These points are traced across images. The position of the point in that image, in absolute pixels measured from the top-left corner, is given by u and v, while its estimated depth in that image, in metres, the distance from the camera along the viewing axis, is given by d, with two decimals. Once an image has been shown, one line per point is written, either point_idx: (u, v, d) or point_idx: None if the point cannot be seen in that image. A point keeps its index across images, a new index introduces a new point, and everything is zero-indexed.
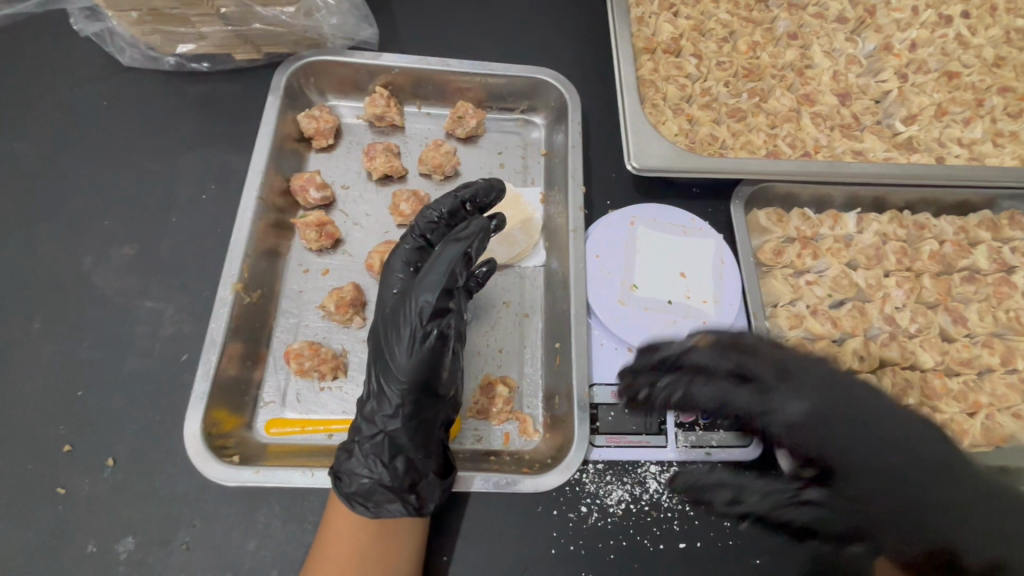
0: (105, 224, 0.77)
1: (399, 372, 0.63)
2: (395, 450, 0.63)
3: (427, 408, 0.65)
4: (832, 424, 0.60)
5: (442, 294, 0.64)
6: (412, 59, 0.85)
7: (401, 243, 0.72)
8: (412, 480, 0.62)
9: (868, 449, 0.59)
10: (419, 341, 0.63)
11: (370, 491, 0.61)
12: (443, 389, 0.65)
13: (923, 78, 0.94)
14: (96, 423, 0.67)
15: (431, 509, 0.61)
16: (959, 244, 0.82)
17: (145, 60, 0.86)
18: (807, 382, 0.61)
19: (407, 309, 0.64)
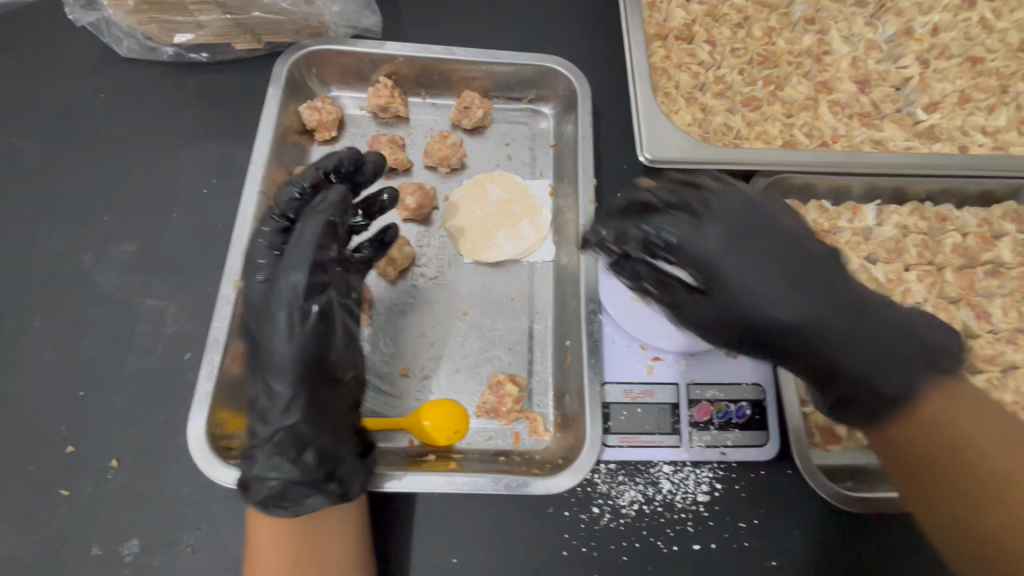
0: (106, 220, 0.76)
1: (283, 362, 0.56)
2: (300, 444, 0.58)
3: (321, 394, 0.59)
4: (757, 276, 0.53)
5: (315, 268, 0.58)
6: (418, 48, 0.83)
7: (261, 227, 0.65)
8: (330, 467, 0.59)
9: (782, 277, 0.53)
10: (299, 324, 0.57)
11: (286, 491, 0.56)
12: (332, 369, 0.60)
13: (946, 64, 0.91)
14: (100, 423, 0.66)
15: (358, 491, 0.60)
16: (983, 236, 0.79)
17: (143, 51, 0.84)
18: (729, 217, 0.55)
19: (276, 294, 0.57)
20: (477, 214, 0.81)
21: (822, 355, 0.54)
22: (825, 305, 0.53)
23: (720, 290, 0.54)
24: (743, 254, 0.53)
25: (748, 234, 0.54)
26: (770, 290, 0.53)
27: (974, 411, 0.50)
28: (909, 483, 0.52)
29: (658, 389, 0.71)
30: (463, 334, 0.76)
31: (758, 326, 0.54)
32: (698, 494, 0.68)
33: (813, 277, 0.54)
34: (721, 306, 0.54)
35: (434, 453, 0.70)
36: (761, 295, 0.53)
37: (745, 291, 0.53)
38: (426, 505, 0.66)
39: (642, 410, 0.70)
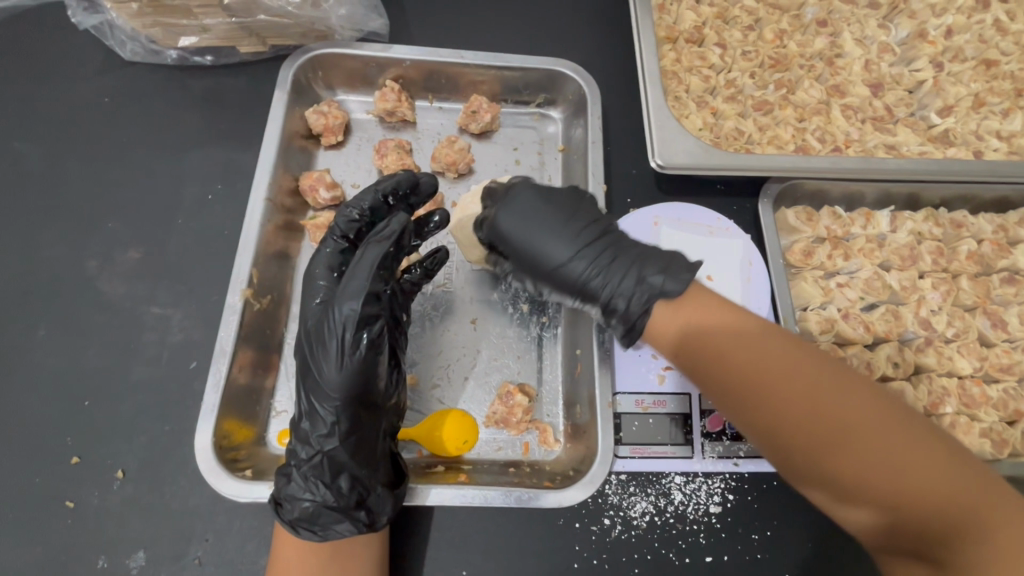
0: (110, 227, 0.75)
1: (330, 389, 0.57)
2: (336, 469, 0.58)
3: (365, 421, 0.60)
4: (541, 248, 0.62)
5: (369, 299, 0.57)
6: (425, 51, 0.82)
7: (323, 244, 0.66)
8: (362, 495, 0.58)
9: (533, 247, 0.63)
10: (349, 354, 0.57)
11: (314, 515, 0.57)
12: (379, 399, 0.60)
13: (960, 67, 0.90)
14: (106, 434, 0.65)
15: (384, 522, 0.59)
16: (999, 243, 0.78)
17: (147, 54, 0.82)
18: (539, 202, 0.64)
19: (330, 321, 0.57)
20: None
21: (608, 315, 0.60)
22: (594, 266, 0.60)
23: (517, 261, 0.65)
24: (525, 225, 0.63)
25: (546, 210, 0.64)
26: (557, 255, 0.62)
27: (700, 309, 0.53)
28: (721, 405, 0.51)
29: (670, 398, 0.70)
30: (473, 343, 0.75)
31: (562, 287, 0.63)
32: (710, 505, 0.67)
33: (584, 247, 0.61)
34: (529, 273, 0.64)
35: (443, 464, 0.70)
36: (542, 259, 0.63)
37: (545, 252, 0.62)
38: (438, 516, 0.65)
39: (654, 420, 0.69)
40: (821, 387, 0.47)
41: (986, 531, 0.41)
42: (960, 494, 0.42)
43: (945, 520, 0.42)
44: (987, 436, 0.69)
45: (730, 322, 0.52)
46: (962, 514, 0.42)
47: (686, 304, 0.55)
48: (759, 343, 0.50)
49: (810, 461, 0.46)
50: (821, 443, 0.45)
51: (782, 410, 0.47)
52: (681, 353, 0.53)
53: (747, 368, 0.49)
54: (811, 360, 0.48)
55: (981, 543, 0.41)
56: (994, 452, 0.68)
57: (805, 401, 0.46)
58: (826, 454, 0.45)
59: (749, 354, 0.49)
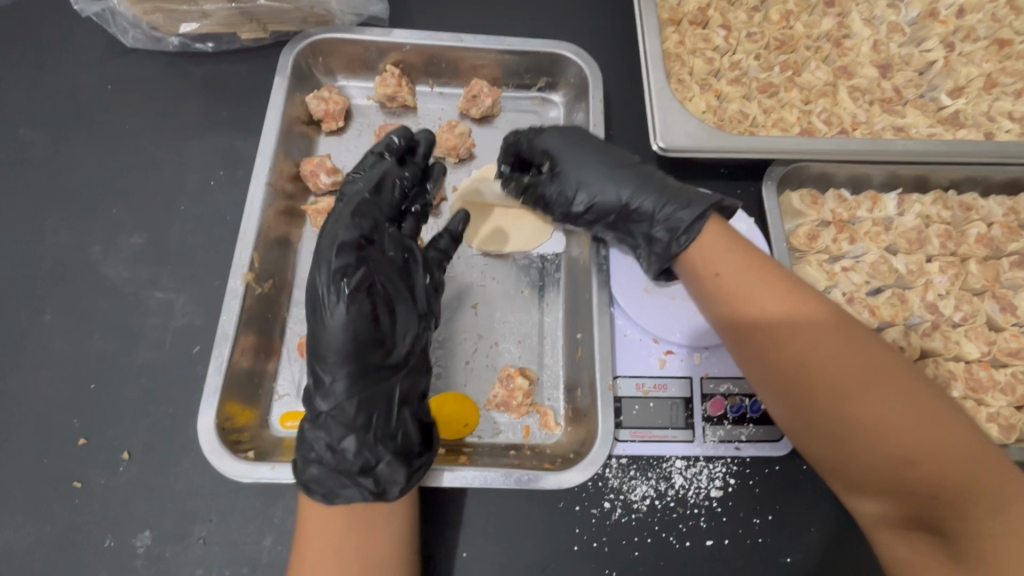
0: (113, 212, 0.76)
1: (328, 348, 0.59)
2: (342, 432, 0.59)
3: (370, 383, 0.61)
4: (593, 169, 0.69)
5: (344, 253, 0.61)
6: (425, 35, 0.81)
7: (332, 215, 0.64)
8: (368, 462, 0.59)
9: (592, 163, 0.69)
10: (334, 310, 0.59)
11: (322, 479, 0.57)
12: (378, 357, 0.61)
13: (972, 47, 0.88)
14: (110, 416, 0.66)
15: (394, 491, 0.58)
16: (1009, 226, 0.77)
17: (149, 41, 0.83)
18: (587, 135, 0.72)
19: (317, 283, 0.60)
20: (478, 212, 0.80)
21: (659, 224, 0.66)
22: (648, 182, 0.67)
23: (569, 180, 0.70)
24: (583, 148, 0.70)
25: (602, 143, 0.71)
26: (615, 174, 0.68)
27: (745, 275, 0.58)
28: (753, 363, 0.56)
29: (670, 382, 0.70)
30: (474, 327, 0.75)
31: (613, 200, 0.68)
32: (710, 490, 0.67)
33: (635, 169, 0.69)
34: (571, 193, 0.70)
35: (445, 447, 0.70)
36: (601, 176, 0.69)
37: (604, 168, 0.69)
38: (440, 498, 0.65)
39: (654, 404, 0.69)
40: (858, 359, 0.52)
41: (991, 504, 0.46)
42: (971, 470, 0.47)
43: (955, 491, 0.47)
44: (994, 421, 0.68)
45: (778, 287, 0.57)
46: (971, 485, 0.47)
47: (731, 263, 0.59)
48: (808, 311, 0.55)
49: (833, 420, 0.51)
50: (849, 406, 0.51)
51: (820, 374, 0.52)
52: (724, 317, 0.58)
53: (791, 335, 0.54)
54: (853, 337, 0.53)
55: (986, 513, 0.46)
56: (1002, 438, 0.67)
57: (843, 370, 0.52)
58: (854, 420, 0.50)
59: (794, 316, 0.55)
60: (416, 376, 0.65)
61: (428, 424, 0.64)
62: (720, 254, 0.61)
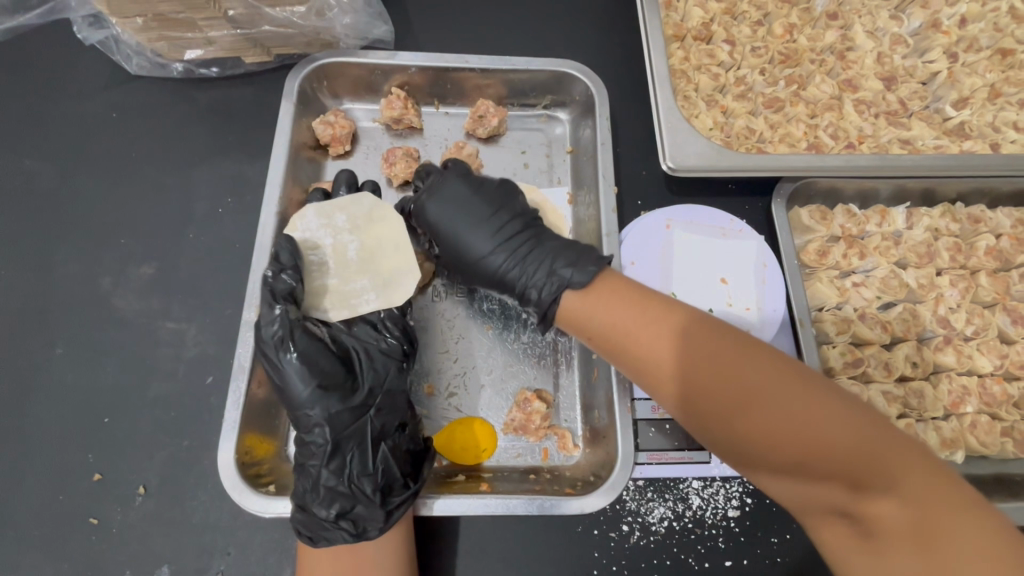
0: (122, 242, 0.75)
1: (294, 398, 0.60)
2: (315, 478, 0.59)
3: (340, 426, 0.61)
4: (476, 241, 0.68)
5: (292, 323, 0.61)
6: (430, 57, 0.81)
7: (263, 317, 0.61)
8: (345, 506, 0.59)
9: (458, 234, 0.69)
10: (293, 368, 0.60)
11: (305, 523, 0.59)
12: (344, 402, 0.61)
13: (976, 57, 0.88)
14: (125, 450, 0.66)
15: (375, 532, 0.59)
16: (1018, 237, 0.77)
17: (154, 68, 0.83)
18: (484, 194, 0.70)
19: (267, 344, 0.61)
20: (339, 274, 0.68)
21: (526, 302, 0.66)
22: (512, 258, 0.67)
23: (447, 251, 0.70)
24: (450, 218, 0.69)
25: (473, 205, 0.69)
26: (483, 252, 0.68)
27: (619, 308, 0.58)
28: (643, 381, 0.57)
29: None
30: (487, 350, 0.75)
31: (484, 277, 0.69)
32: (728, 509, 0.67)
33: (503, 243, 0.68)
34: (459, 265, 0.70)
35: (464, 472, 0.70)
36: (471, 253, 0.69)
37: (469, 246, 0.69)
38: (457, 525, 0.65)
39: (670, 426, 0.69)
40: (751, 364, 0.50)
41: (887, 476, 0.42)
42: (857, 453, 0.44)
43: (846, 473, 0.44)
44: (1009, 436, 0.68)
45: (644, 312, 0.57)
46: (860, 466, 0.43)
47: (610, 303, 0.59)
48: (676, 333, 0.55)
49: (716, 430, 0.51)
50: (717, 413, 0.50)
51: (720, 388, 0.50)
52: (614, 350, 0.59)
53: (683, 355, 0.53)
54: (713, 337, 0.53)
55: (877, 488, 0.42)
56: (1017, 452, 0.68)
57: (715, 383, 0.51)
58: (764, 428, 0.47)
59: (659, 337, 0.55)
60: (389, 406, 0.64)
61: (411, 457, 0.64)
62: (589, 301, 0.61)
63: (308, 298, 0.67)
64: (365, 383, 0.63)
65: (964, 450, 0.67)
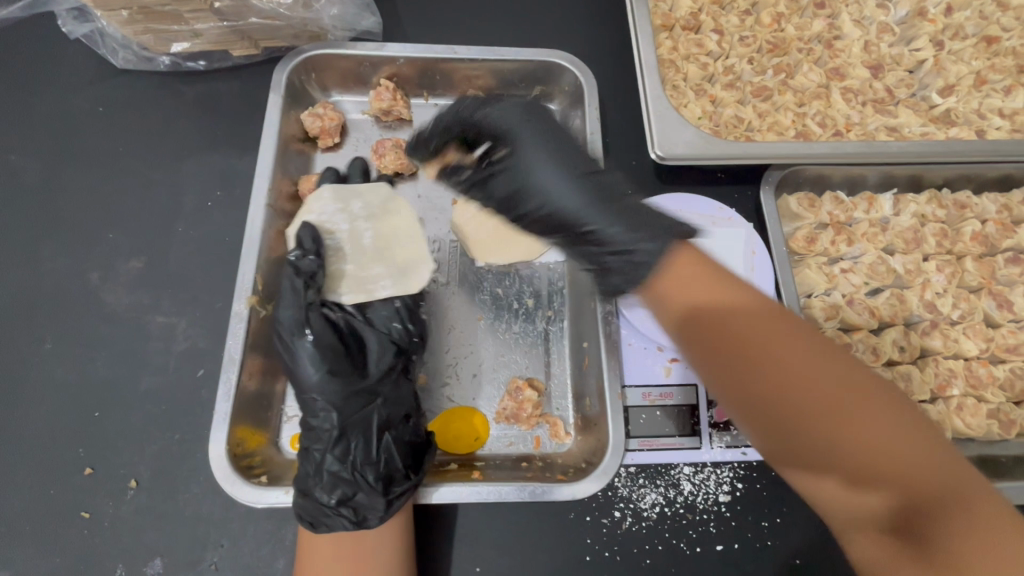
0: (110, 237, 0.75)
1: (306, 384, 0.63)
2: (321, 462, 0.62)
3: (349, 413, 0.64)
4: (555, 177, 0.57)
5: (310, 312, 0.64)
6: (419, 48, 0.81)
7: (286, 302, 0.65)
8: (346, 494, 0.61)
9: (555, 162, 0.58)
10: (309, 354, 0.63)
11: (306, 508, 0.59)
12: (354, 389, 0.64)
13: (961, 45, 0.89)
14: (117, 444, 0.65)
15: (375, 521, 0.60)
16: (1003, 223, 0.78)
17: (140, 61, 0.82)
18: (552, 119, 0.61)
19: (286, 331, 0.64)
20: (355, 261, 0.71)
21: (614, 254, 0.54)
22: (599, 204, 0.56)
23: (520, 182, 0.58)
24: (529, 145, 0.58)
25: (556, 139, 0.59)
26: (567, 191, 0.57)
27: (691, 284, 0.50)
28: (716, 367, 0.47)
29: (676, 390, 0.70)
30: (478, 339, 0.75)
31: (562, 219, 0.57)
32: (718, 494, 0.68)
33: (589, 184, 0.57)
34: (530, 202, 0.58)
35: (456, 461, 0.70)
36: (552, 188, 0.57)
37: (551, 180, 0.57)
38: (450, 514, 0.66)
39: (661, 412, 0.69)
40: (832, 359, 0.45)
41: (964, 507, 0.40)
42: (921, 482, 0.41)
43: (911, 494, 0.41)
44: (995, 418, 0.69)
45: (741, 293, 0.49)
46: (929, 490, 0.41)
47: (677, 278, 0.51)
48: (772, 327, 0.47)
49: (807, 442, 0.44)
50: (808, 422, 0.44)
51: (791, 379, 0.45)
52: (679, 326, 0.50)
53: (749, 336, 0.47)
54: (811, 342, 0.46)
55: (931, 518, 0.40)
56: (1002, 433, 0.68)
57: (812, 390, 0.44)
58: (841, 435, 0.43)
59: (748, 321, 0.47)
60: (394, 398, 0.66)
61: (415, 449, 0.65)
62: (679, 268, 0.51)
63: (325, 281, 0.69)
64: (373, 373, 0.66)
65: (948, 433, 0.68)
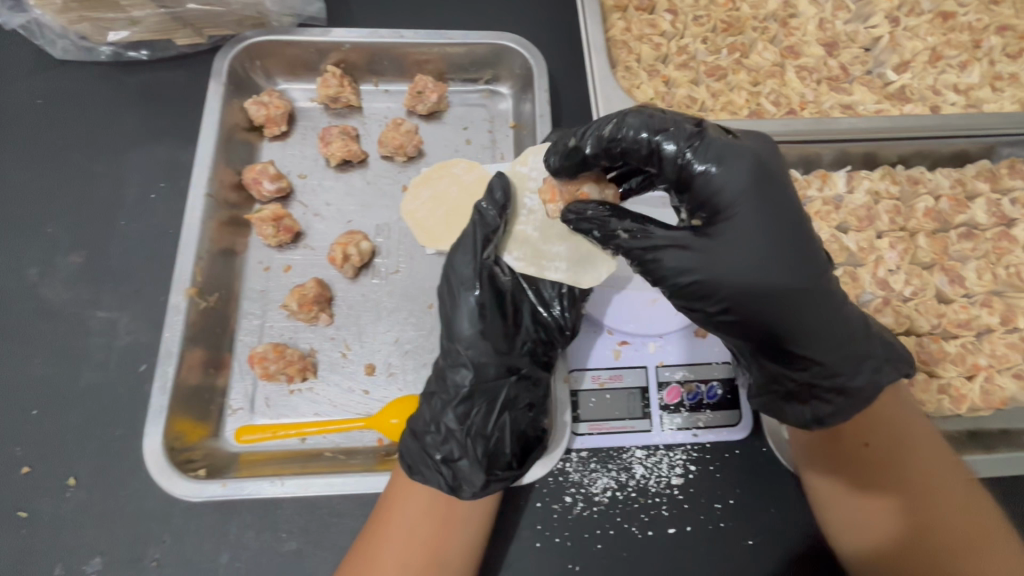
0: (49, 232, 0.73)
1: (459, 338, 0.64)
2: (441, 416, 0.63)
3: (487, 382, 0.65)
4: (750, 266, 0.51)
5: (478, 269, 0.64)
6: (364, 33, 0.79)
7: (461, 248, 0.65)
8: (452, 456, 0.62)
9: (756, 248, 0.51)
10: (481, 312, 0.64)
11: (411, 451, 0.62)
12: (501, 360, 0.65)
13: (917, 21, 0.88)
14: (56, 442, 0.64)
15: (468, 493, 0.60)
16: (956, 198, 0.77)
17: (78, 52, 0.80)
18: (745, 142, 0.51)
19: (455, 280, 0.65)
20: (550, 233, 0.70)
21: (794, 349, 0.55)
22: (806, 300, 0.52)
23: (713, 265, 0.52)
24: (744, 223, 0.51)
25: (774, 213, 0.51)
26: (771, 286, 0.51)
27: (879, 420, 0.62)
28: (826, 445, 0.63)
29: (626, 372, 0.70)
30: (430, 327, 0.73)
31: (750, 309, 0.52)
32: (671, 477, 0.67)
33: (800, 277, 0.51)
34: (721, 287, 0.52)
35: None
36: (754, 279, 0.51)
37: (743, 268, 0.51)
38: None
39: (611, 396, 0.69)
40: (926, 451, 0.61)
41: None
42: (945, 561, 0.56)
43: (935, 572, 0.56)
44: (945, 392, 0.69)
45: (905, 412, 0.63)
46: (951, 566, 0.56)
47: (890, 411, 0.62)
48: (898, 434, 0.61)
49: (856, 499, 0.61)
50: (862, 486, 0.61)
51: (900, 434, 0.61)
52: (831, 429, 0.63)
53: (885, 408, 0.63)
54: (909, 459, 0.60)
55: None
56: (953, 408, 0.68)
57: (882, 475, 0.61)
58: (924, 472, 0.60)
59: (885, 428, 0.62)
60: (529, 382, 0.66)
61: (528, 439, 0.65)
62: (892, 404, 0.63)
63: (501, 239, 0.69)
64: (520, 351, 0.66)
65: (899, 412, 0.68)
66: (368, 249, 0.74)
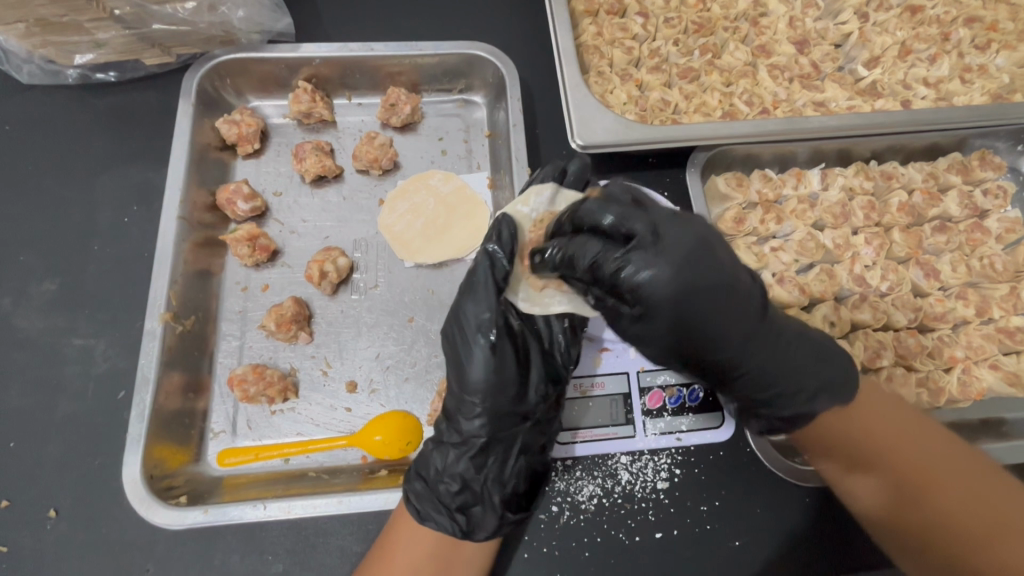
0: (21, 260, 0.72)
1: (472, 388, 0.59)
2: (456, 463, 0.61)
3: (503, 429, 0.61)
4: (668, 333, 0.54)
5: (490, 317, 0.59)
6: (334, 47, 0.79)
7: (469, 294, 0.60)
8: (466, 501, 0.61)
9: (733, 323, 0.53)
10: (494, 361, 0.59)
11: (420, 495, 0.61)
12: (522, 406, 0.60)
13: (886, 15, 0.89)
14: (35, 473, 0.63)
15: (482, 536, 0.60)
16: (929, 192, 0.78)
17: (46, 76, 0.79)
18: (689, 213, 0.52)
19: (465, 327, 0.60)
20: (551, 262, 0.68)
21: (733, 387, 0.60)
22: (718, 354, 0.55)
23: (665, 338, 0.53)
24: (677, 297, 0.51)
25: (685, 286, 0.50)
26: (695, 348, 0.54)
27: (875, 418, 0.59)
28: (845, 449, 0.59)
29: (607, 380, 0.71)
30: (410, 341, 0.73)
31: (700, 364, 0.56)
32: (657, 482, 0.67)
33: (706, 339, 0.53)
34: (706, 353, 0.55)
35: (387, 468, 0.68)
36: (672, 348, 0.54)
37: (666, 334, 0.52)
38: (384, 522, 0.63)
39: (594, 403, 0.70)
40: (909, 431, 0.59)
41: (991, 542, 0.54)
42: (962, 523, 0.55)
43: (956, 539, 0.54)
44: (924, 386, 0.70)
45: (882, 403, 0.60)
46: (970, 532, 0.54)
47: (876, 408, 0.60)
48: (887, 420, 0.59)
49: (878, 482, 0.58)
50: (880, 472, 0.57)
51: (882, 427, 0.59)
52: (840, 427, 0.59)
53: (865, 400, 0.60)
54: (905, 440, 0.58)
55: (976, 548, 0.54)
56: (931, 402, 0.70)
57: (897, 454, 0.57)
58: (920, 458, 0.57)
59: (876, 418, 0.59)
60: (544, 424, 0.63)
61: (539, 475, 0.63)
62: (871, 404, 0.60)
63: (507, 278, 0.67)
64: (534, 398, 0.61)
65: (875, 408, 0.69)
66: (344, 265, 0.74)
